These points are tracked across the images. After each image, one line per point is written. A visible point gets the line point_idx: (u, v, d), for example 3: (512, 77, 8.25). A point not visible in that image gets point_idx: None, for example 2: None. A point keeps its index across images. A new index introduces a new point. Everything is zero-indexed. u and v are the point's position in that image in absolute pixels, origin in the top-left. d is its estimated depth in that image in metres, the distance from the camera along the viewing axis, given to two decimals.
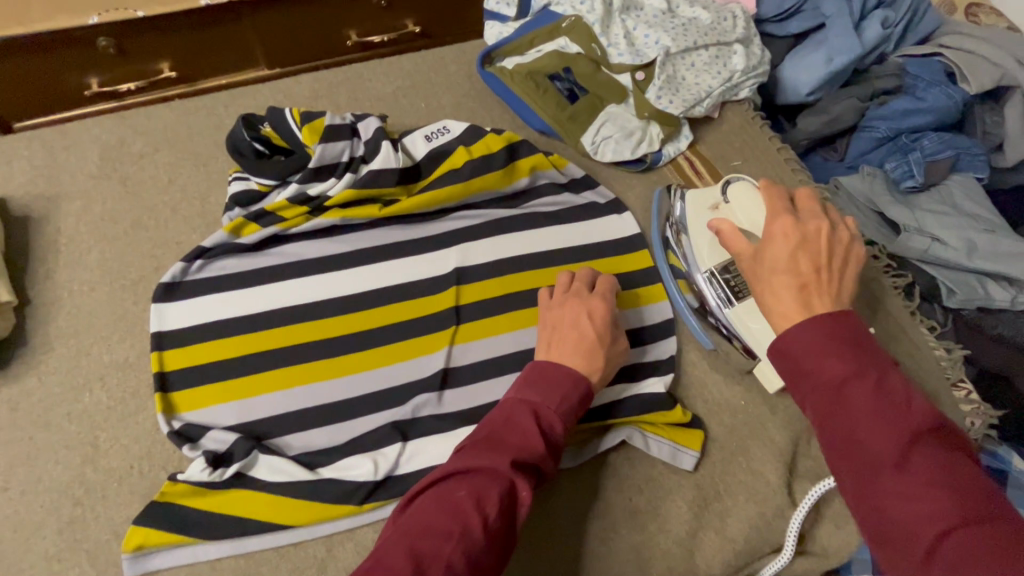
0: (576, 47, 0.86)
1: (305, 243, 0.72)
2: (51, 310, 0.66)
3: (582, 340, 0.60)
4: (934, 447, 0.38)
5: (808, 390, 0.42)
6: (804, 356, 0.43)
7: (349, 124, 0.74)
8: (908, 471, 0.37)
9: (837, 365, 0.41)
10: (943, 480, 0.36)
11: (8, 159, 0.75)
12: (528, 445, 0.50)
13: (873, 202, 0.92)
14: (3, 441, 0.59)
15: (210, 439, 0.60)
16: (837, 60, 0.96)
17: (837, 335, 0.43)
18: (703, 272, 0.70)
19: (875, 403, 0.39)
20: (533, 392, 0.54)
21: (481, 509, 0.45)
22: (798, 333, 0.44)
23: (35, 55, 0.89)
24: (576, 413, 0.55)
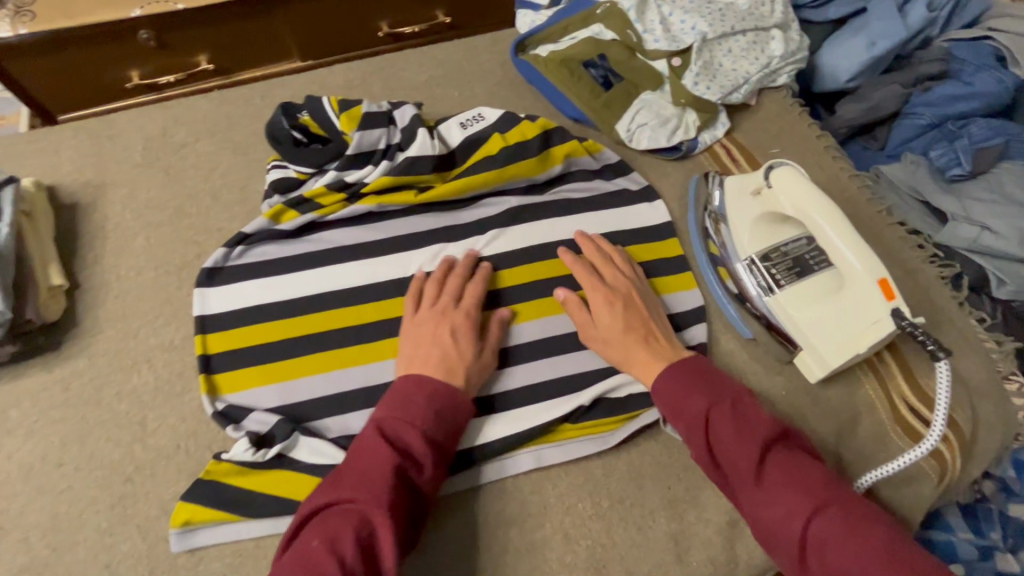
0: (610, 34, 0.84)
1: (342, 230, 0.72)
2: (100, 293, 0.68)
3: (445, 357, 0.60)
4: (780, 449, 0.53)
5: (684, 427, 0.57)
6: (672, 400, 0.58)
7: (386, 111, 0.75)
8: (768, 481, 0.51)
9: (697, 402, 0.57)
10: (791, 478, 0.51)
11: (57, 149, 0.77)
12: (379, 467, 0.51)
13: (918, 192, 0.89)
14: (58, 419, 0.61)
15: (252, 420, 0.61)
16: (879, 44, 0.94)
17: (692, 373, 0.59)
18: (743, 259, 0.70)
19: (734, 426, 0.54)
20: (384, 413, 0.56)
21: (335, 551, 0.46)
22: (663, 380, 0.59)
23: (80, 49, 0.91)
24: (433, 419, 0.56)
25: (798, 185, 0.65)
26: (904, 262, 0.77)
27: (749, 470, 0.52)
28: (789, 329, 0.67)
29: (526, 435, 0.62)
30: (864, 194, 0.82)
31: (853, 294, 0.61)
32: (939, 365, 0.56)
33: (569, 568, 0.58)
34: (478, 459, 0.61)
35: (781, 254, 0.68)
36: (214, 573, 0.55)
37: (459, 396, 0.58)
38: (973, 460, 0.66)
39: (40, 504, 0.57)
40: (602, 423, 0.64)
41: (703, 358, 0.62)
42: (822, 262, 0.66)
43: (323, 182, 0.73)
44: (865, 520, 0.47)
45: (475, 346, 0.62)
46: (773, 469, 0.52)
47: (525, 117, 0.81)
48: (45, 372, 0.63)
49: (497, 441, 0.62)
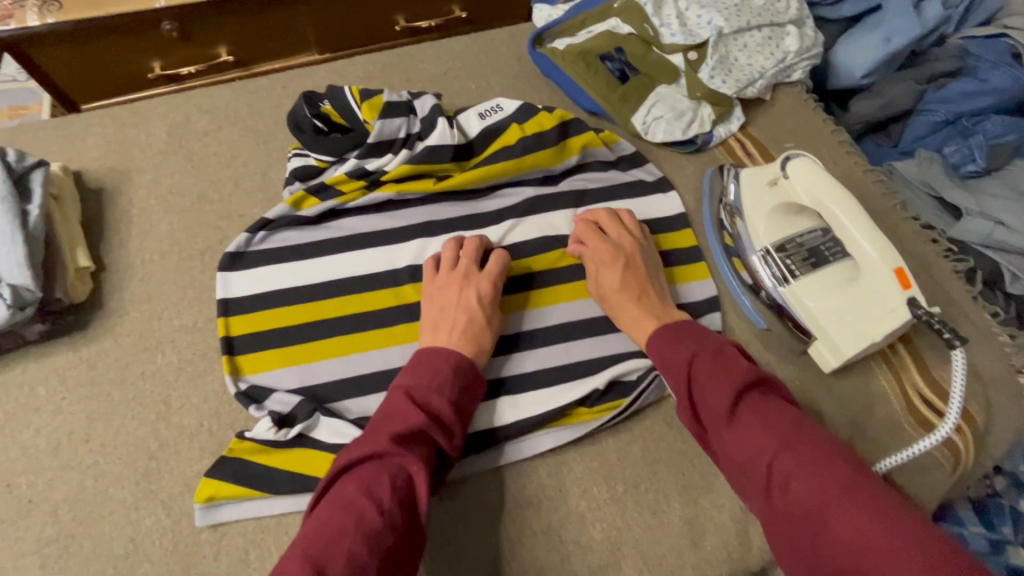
0: (627, 28, 0.85)
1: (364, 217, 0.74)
2: (125, 276, 0.70)
3: (472, 322, 0.62)
4: (756, 395, 0.54)
5: (668, 375, 0.58)
6: (659, 349, 0.60)
7: (406, 101, 0.76)
8: (741, 423, 0.52)
9: (681, 351, 0.58)
10: (764, 419, 0.52)
11: (83, 136, 0.79)
12: (410, 425, 0.53)
13: (932, 188, 0.90)
14: (84, 396, 0.62)
15: (274, 400, 0.62)
16: (895, 40, 0.94)
17: (676, 328, 0.61)
18: (757, 250, 0.70)
19: (713, 372, 0.55)
20: (410, 378, 0.57)
21: (375, 499, 0.48)
22: (653, 334, 0.62)
23: (104, 40, 0.93)
24: (460, 384, 0.58)
25: (814, 175, 0.66)
26: (919, 256, 0.78)
27: (723, 413, 0.53)
28: (803, 319, 0.67)
29: (544, 418, 0.63)
30: (879, 188, 0.83)
31: (869, 284, 0.62)
32: (955, 354, 0.57)
33: (585, 549, 0.59)
34: (495, 440, 0.62)
35: (796, 246, 0.68)
36: (237, 547, 0.56)
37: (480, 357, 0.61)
38: (987, 451, 0.67)
39: (67, 479, 0.58)
40: (615, 405, 0.65)
41: (694, 320, 0.63)
42: (838, 254, 0.67)
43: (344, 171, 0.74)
44: (833, 460, 0.48)
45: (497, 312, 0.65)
46: (748, 413, 0.53)
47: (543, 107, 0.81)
48: (72, 351, 0.64)
49: (516, 422, 0.63)
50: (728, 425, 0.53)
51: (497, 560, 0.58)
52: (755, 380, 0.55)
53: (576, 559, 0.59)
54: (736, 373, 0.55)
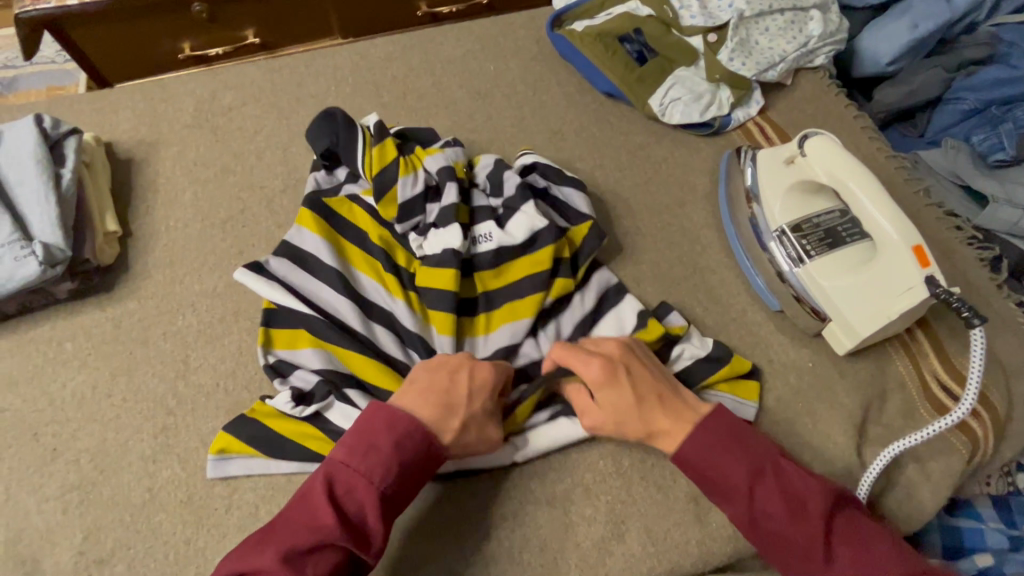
0: (647, 10, 0.86)
1: (351, 263, 0.68)
2: (150, 241, 0.72)
3: (445, 399, 0.55)
4: (840, 521, 0.51)
5: (723, 495, 0.54)
6: (703, 466, 0.54)
7: (422, 189, 0.70)
8: (837, 561, 0.50)
9: (742, 474, 0.53)
10: (856, 556, 0.49)
11: (115, 109, 0.82)
12: (316, 528, 0.47)
13: (957, 176, 0.89)
14: (108, 353, 0.65)
15: (298, 376, 0.62)
16: (922, 26, 0.93)
17: (725, 437, 0.54)
18: (773, 230, 0.70)
19: (786, 501, 0.51)
20: (336, 460, 0.50)
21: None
22: (688, 442, 0.54)
23: (137, 20, 0.96)
24: (393, 472, 0.51)
25: (834, 156, 0.65)
26: (942, 242, 0.76)
27: (815, 553, 0.50)
28: (818, 300, 0.66)
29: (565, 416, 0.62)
30: (901, 174, 0.81)
31: (888, 265, 0.61)
32: (975, 332, 0.53)
33: (589, 521, 0.59)
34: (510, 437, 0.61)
35: (813, 226, 0.68)
36: (248, 503, 0.58)
37: (437, 450, 0.54)
38: (1008, 441, 0.65)
39: (90, 430, 0.60)
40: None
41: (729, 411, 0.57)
42: (856, 235, 0.66)
43: (362, 194, 0.72)
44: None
45: (484, 403, 0.57)
46: (841, 546, 0.50)
47: (559, 195, 0.74)
48: (98, 310, 0.67)
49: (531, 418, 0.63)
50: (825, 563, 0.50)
51: (500, 527, 0.58)
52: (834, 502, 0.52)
53: (579, 530, 0.59)
54: (814, 500, 0.51)
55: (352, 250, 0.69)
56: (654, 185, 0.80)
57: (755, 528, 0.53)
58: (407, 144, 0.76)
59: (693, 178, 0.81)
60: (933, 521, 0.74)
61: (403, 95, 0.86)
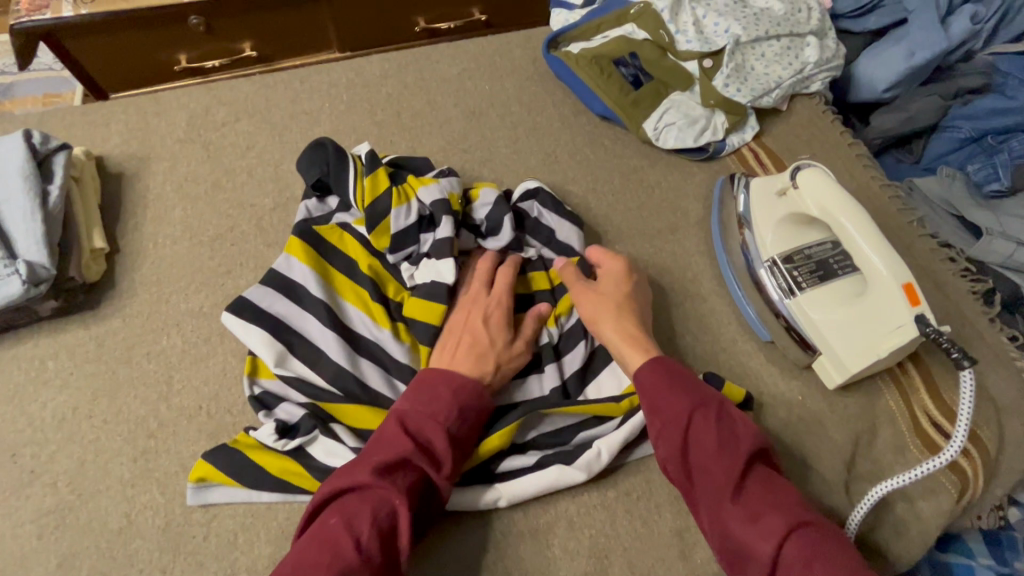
0: (643, 34, 0.85)
1: (339, 293, 0.69)
2: (137, 258, 0.72)
3: (475, 344, 0.62)
4: (761, 467, 0.54)
5: (659, 425, 0.56)
6: (649, 398, 0.57)
7: (416, 224, 0.70)
8: (747, 497, 0.51)
9: (681, 404, 0.56)
10: (767, 495, 0.51)
11: (108, 123, 0.82)
12: (398, 452, 0.53)
13: (952, 206, 0.89)
14: (91, 373, 0.64)
15: (283, 410, 0.61)
16: (920, 53, 0.92)
17: (671, 374, 0.58)
18: (765, 261, 0.69)
19: (715, 433, 0.54)
20: (407, 405, 0.57)
21: (352, 532, 0.49)
22: (642, 368, 0.59)
23: (134, 32, 0.96)
24: (455, 412, 0.57)
25: (826, 189, 0.64)
26: (934, 274, 0.75)
27: (728, 486, 0.52)
28: (808, 333, 0.65)
29: (553, 453, 0.61)
30: (895, 204, 0.81)
31: (875, 300, 0.60)
32: (964, 374, 0.53)
33: (572, 555, 0.58)
34: (497, 469, 0.60)
35: (804, 258, 0.67)
36: (226, 530, 0.57)
37: (485, 394, 0.60)
38: (998, 480, 0.64)
39: (69, 452, 0.60)
40: (597, 410, 0.62)
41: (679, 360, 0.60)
42: (846, 267, 0.66)
43: (355, 222, 0.72)
44: (839, 551, 0.49)
45: (507, 334, 0.64)
46: (754, 484, 0.52)
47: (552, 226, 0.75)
48: (82, 329, 0.66)
49: (518, 450, 0.62)
50: (734, 499, 0.51)
51: (482, 560, 0.58)
52: (759, 448, 0.54)
53: (562, 564, 0.58)
54: (745, 439, 0.54)
55: (340, 280, 0.70)
56: (646, 210, 0.80)
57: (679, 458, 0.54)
58: (397, 173, 0.75)
59: (687, 203, 0.81)
60: (924, 558, 0.73)
61: (397, 113, 0.86)
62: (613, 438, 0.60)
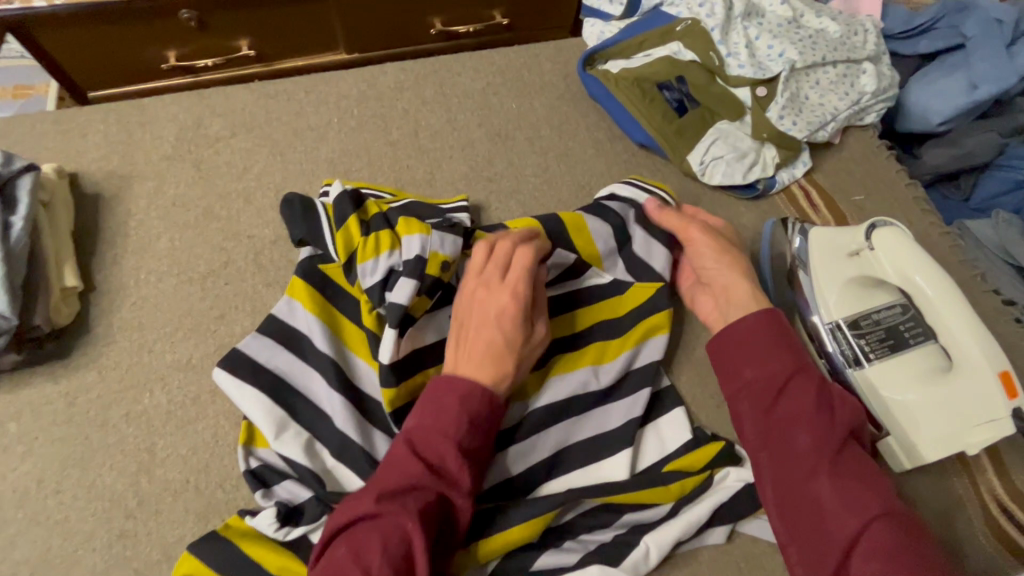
0: (690, 55, 0.77)
1: (349, 346, 0.60)
2: (116, 298, 0.63)
3: (492, 347, 0.54)
4: (853, 448, 0.51)
5: (753, 388, 0.54)
6: (748, 352, 0.55)
7: (382, 282, 0.58)
8: (838, 474, 0.49)
9: (778, 368, 0.54)
10: (859, 475, 0.49)
11: (83, 133, 0.72)
12: (408, 480, 0.48)
13: (1008, 253, 0.83)
14: (60, 439, 0.55)
15: (284, 488, 0.54)
16: (982, 87, 0.85)
17: (770, 337, 0.55)
18: (827, 323, 0.62)
19: (812, 402, 0.52)
20: (416, 422, 0.52)
21: (362, 564, 0.45)
22: (741, 324, 0.56)
23: (116, 25, 0.86)
24: (467, 428, 0.51)
25: (915, 264, 0.56)
26: (1002, 336, 0.69)
27: (820, 454, 0.50)
28: (874, 410, 0.58)
29: (593, 546, 0.53)
30: (956, 255, 0.74)
31: (962, 386, 0.54)
32: None
33: None
34: (531, 567, 0.52)
35: (872, 324, 0.60)
36: None
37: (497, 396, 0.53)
38: None
39: (33, 535, 0.52)
40: (645, 497, 0.55)
41: (782, 316, 0.57)
42: (920, 336, 0.58)
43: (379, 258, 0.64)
44: (910, 539, 0.46)
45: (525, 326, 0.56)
46: (844, 462, 0.50)
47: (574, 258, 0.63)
48: (50, 384, 0.57)
49: (553, 542, 0.54)
50: (827, 469, 0.49)
51: None
52: (851, 429, 0.52)
53: None
54: (844, 413, 0.52)
55: (350, 330, 0.61)
56: None
57: (767, 420, 0.53)
58: (392, 211, 0.63)
59: None
60: None
61: (414, 131, 0.77)
62: (667, 531, 0.53)
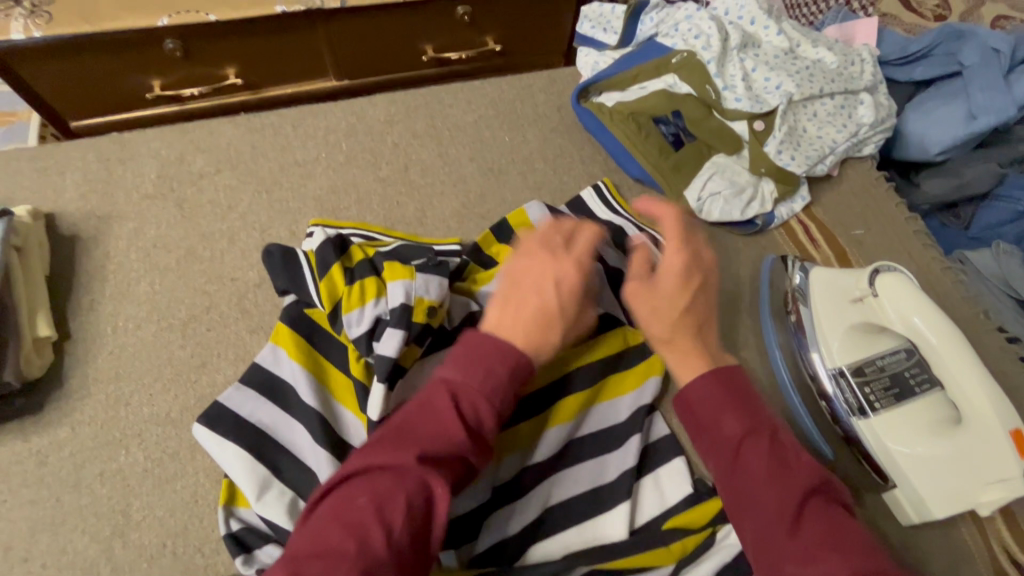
0: (686, 88, 0.76)
1: (338, 396, 0.57)
2: (92, 348, 0.60)
3: (545, 313, 0.50)
4: (822, 506, 0.44)
5: (716, 441, 0.48)
6: (705, 409, 0.49)
7: (367, 333, 0.56)
8: (805, 537, 0.42)
9: (737, 424, 0.47)
10: (832, 540, 0.42)
11: (61, 171, 0.69)
12: (444, 440, 0.42)
13: (1010, 286, 0.82)
14: (29, 501, 0.53)
15: (266, 552, 0.51)
16: (981, 118, 0.83)
17: (731, 388, 0.49)
18: (830, 369, 0.60)
19: (773, 459, 0.45)
20: (457, 373, 0.45)
21: (382, 521, 0.39)
22: (697, 383, 0.50)
23: (99, 56, 0.84)
24: (512, 398, 0.47)
25: (917, 313, 0.56)
26: (1009, 377, 0.67)
27: (782, 516, 0.43)
28: (881, 462, 0.57)
29: None
30: (959, 290, 0.72)
31: (970, 436, 0.53)
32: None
33: None
34: None
35: (876, 370, 0.59)
36: None
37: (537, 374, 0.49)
38: None
39: None
40: (644, 558, 0.53)
41: (746, 372, 0.51)
42: (925, 384, 0.57)
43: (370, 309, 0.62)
44: None
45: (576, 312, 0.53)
46: (811, 524, 0.43)
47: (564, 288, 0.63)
48: (20, 442, 0.55)
49: None
50: (788, 534, 0.43)
51: None
52: (817, 484, 0.45)
53: None
54: (808, 470, 0.45)
55: (338, 378, 0.58)
56: None
57: (729, 476, 0.46)
58: (378, 256, 0.61)
59: (731, 285, 0.71)
60: None
61: (405, 166, 0.75)
62: None
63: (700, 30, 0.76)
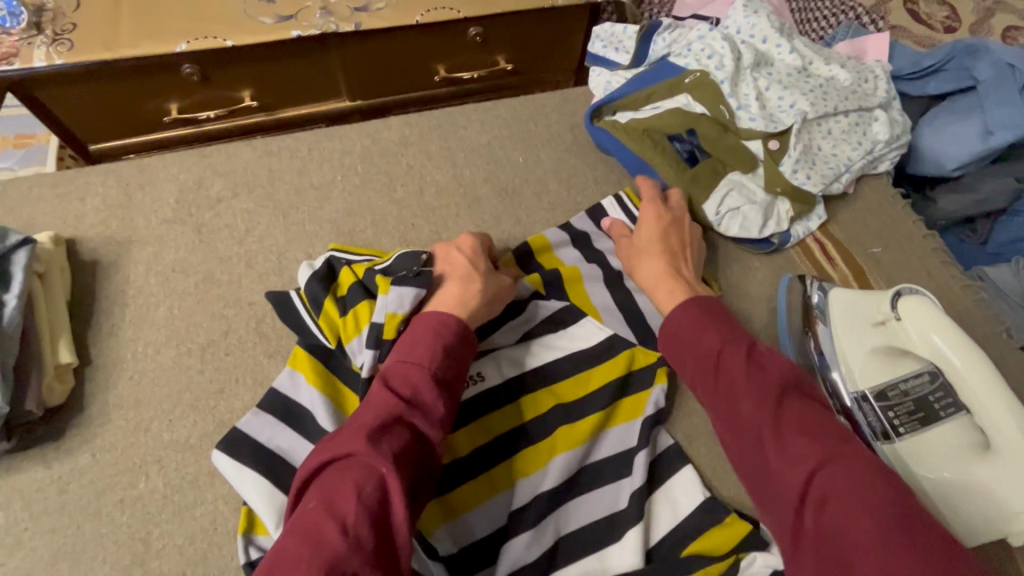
0: (700, 108, 0.76)
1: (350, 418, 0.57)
2: (112, 374, 0.60)
3: (458, 272, 0.60)
4: (796, 400, 0.47)
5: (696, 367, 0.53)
6: (685, 338, 0.55)
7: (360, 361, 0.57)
8: (782, 435, 0.45)
9: (708, 341, 0.53)
10: (809, 427, 0.45)
11: (81, 196, 0.70)
12: (384, 411, 0.46)
13: None
14: (50, 529, 0.53)
15: None
16: (997, 134, 0.83)
17: (697, 320, 0.55)
18: (852, 393, 0.59)
19: (740, 371, 0.50)
20: (392, 364, 0.51)
21: (335, 513, 0.39)
22: (674, 316, 0.56)
23: (118, 81, 0.85)
24: (442, 356, 0.52)
25: (935, 331, 0.57)
26: None
27: (756, 419, 0.46)
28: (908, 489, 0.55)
29: None
30: (981, 309, 0.71)
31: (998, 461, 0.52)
32: None
33: None
34: None
35: (899, 395, 0.58)
36: None
37: (468, 330, 0.55)
38: None
39: None
40: None
41: (717, 299, 0.58)
42: (950, 407, 0.55)
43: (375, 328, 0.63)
44: (876, 482, 0.40)
45: (487, 265, 0.62)
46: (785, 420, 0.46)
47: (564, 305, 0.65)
48: (42, 469, 0.55)
49: None
50: (766, 436, 0.45)
51: None
52: (789, 384, 0.48)
53: None
54: (775, 372, 0.49)
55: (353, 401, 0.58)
56: None
57: (715, 390, 0.50)
58: (368, 275, 0.61)
59: (747, 305, 0.71)
60: None
61: (420, 188, 0.75)
62: None
63: (712, 50, 0.77)
